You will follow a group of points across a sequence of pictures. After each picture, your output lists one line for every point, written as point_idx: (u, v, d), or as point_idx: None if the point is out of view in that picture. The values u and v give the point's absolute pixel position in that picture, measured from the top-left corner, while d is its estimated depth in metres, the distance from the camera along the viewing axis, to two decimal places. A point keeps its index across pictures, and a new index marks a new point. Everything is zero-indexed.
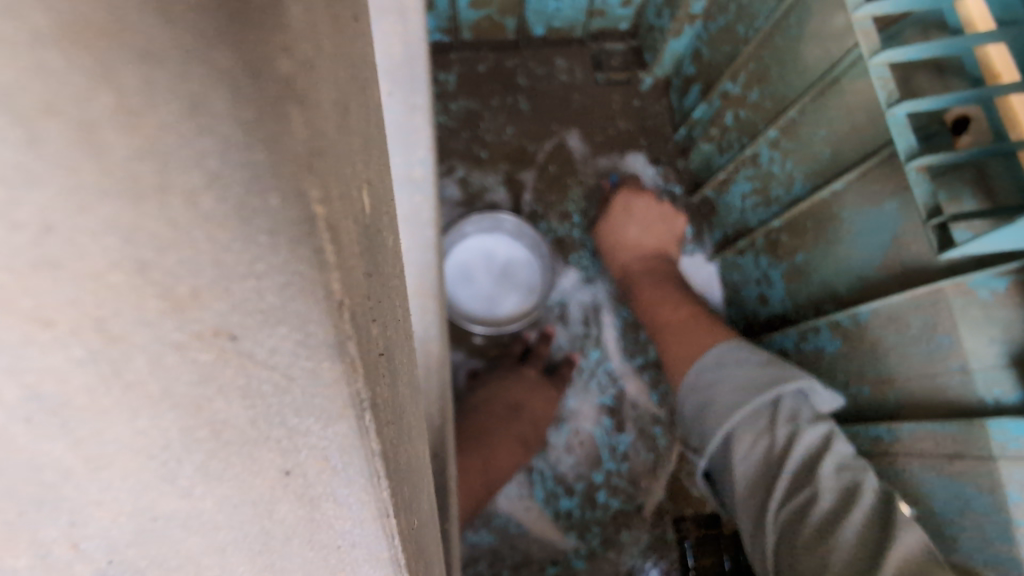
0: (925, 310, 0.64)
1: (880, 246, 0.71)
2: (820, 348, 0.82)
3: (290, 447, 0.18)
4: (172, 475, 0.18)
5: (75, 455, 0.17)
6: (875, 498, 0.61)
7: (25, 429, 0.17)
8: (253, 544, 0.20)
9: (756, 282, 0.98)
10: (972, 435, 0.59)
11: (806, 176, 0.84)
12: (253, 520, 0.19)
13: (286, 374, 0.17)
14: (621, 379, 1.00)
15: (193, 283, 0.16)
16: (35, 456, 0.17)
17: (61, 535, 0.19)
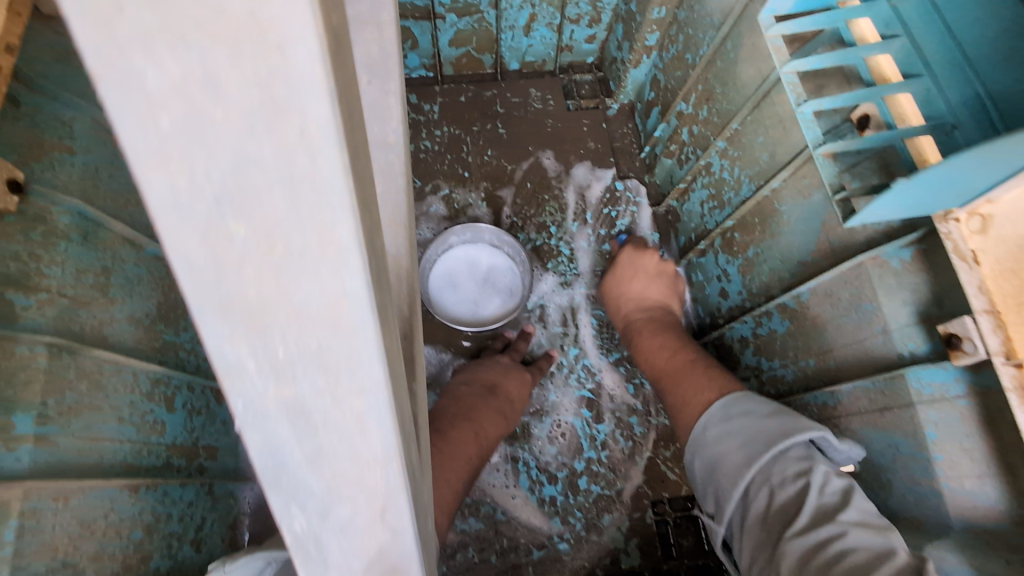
0: (851, 284, 0.73)
1: (812, 233, 0.80)
2: (774, 331, 0.91)
3: (298, 124, 0.19)
4: (274, 223, 0.20)
5: (245, 240, 0.20)
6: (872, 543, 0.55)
7: (200, 241, 0.20)
8: (320, 253, 0.21)
9: (717, 278, 1.07)
10: (895, 386, 0.67)
11: (751, 178, 0.93)
12: (320, 249, 0.21)
13: (301, 69, 0.18)
14: (598, 374, 1.07)
15: (269, 23, 0.18)
16: (219, 257, 0.20)
17: (222, 303, 0.20)
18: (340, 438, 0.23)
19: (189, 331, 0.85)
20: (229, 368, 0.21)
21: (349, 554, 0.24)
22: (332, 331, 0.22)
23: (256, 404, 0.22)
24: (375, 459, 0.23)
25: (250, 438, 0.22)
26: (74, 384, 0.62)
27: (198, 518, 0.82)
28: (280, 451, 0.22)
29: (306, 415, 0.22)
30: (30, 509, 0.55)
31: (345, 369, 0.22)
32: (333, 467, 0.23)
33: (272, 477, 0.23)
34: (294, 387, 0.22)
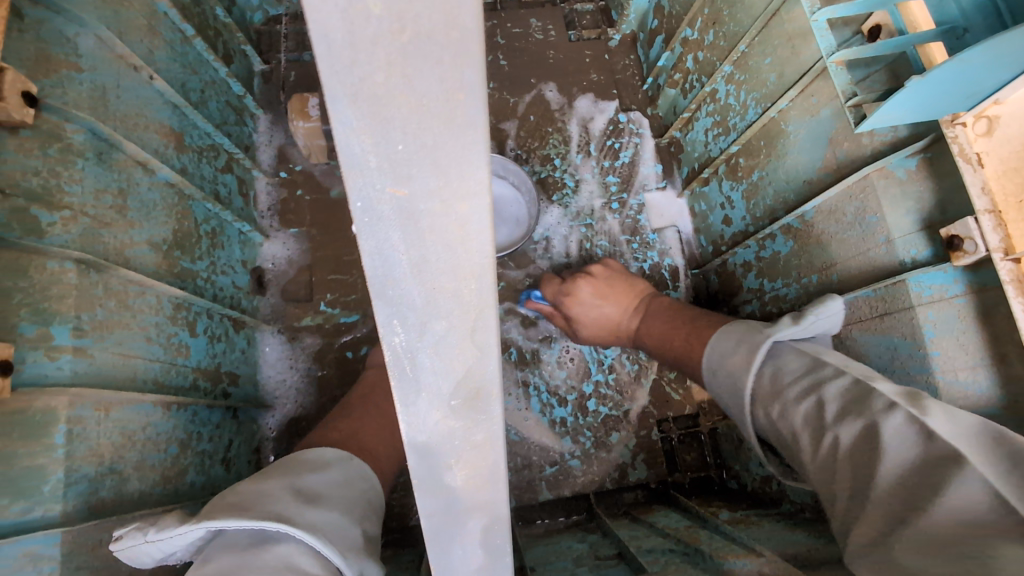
0: (856, 198, 0.75)
1: (818, 150, 0.82)
2: (777, 253, 0.93)
3: None
4: (411, 12, 0.24)
5: (381, 27, 0.24)
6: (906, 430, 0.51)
7: (344, 22, 0.24)
8: (442, 44, 0.24)
9: (720, 207, 1.09)
10: (896, 292, 0.70)
11: (757, 101, 0.93)
12: (444, 43, 0.24)
13: None
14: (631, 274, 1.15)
15: None
16: (359, 39, 0.24)
17: (355, 91, 0.24)
18: (442, 245, 0.25)
19: (203, 260, 0.86)
20: (353, 162, 0.25)
21: (440, 370, 0.26)
22: (446, 127, 0.25)
23: (374, 204, 0.25)
24: (472, 270, 0.26)
25: (366, 239, 0.25)
26: (103, 301, 0.63)
27: (226, 439, 0.85)
28: (391, 255, 0.25)
29: (415, 218, 0.25)
30: (75, 416, 0.56)
31: (453, 168, 0.25)
32: (433, 276, 0.25)
33: (381, 286, 0.26)
34: (408, 187, 0.25)
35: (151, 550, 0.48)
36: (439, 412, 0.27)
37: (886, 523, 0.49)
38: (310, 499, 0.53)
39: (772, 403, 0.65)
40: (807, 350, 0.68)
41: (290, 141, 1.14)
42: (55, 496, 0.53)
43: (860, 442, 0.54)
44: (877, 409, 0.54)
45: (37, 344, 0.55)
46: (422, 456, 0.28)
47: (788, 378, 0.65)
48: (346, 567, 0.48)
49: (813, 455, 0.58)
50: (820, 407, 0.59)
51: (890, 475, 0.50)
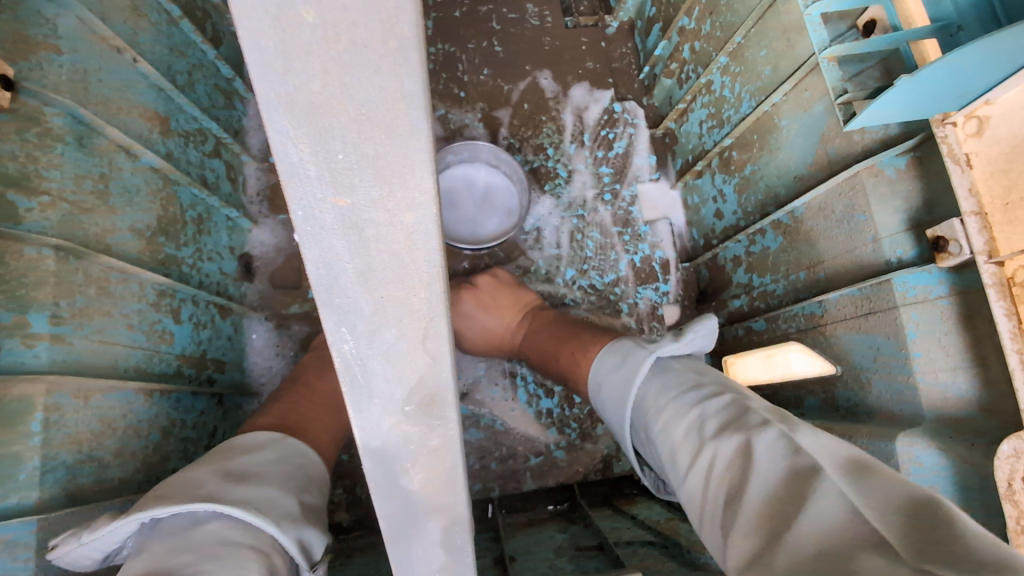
0: (846, 196, 0.74)
1: (810, 146, 0.81)
2: (767, 248, 0.93)
3: None
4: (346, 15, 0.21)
5: (314, 30, 0.21)
6: (761, 450, 0.49)
7: (274, 26, 0.21)
8: (382, 50, 0.22)
9: (713, 200, 1.08)
10: (880, 292, 0.70)
11: (752, 94, 0.92)
12: (385, 48, 0.22)
13: None
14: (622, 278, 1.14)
15: None
16: (291, 42, 0.21)
17: (290, 99, 0.22)
18: (388, 255, 0.23)
19: (189, 246, 0.86)
20: (291, 171, 0.22)
21: (391, 378, 0.25)
22: (389, 137, 0.22)
23: (315, 213, 0.23)
24: (421, 282, 0.24)
25: (308, 250, 0.23)
26: (83, 288, 0.63)
27: (211, 426, 0.85)
28: (336, 265, 0.23)
29: (359, 229, 0.23)
30: (53, 403, 0.56)
31: (398, 178, 0.23)
32: (381, 288, 0.23)
33: (327, 296, 0.24)
34: (350, 197, 0.23)
35: (88, 552, 0.48)
36: (394, 417, 0.26)
37: (764, 540, 0.43)
38: (240, 478, 0.51)
39: (650, 421, 0.61)
40: (679, 368, 0.65)
41: None
42: (31, 484, 0.53)
43: (735, 459, 0.50)
44: (754, 424, 0.52)
45: (14, 332, 0.55)
46: (377, 457, 0.28)
47: (656, 394, 0.62)
48: (281, 536, 0.48)
49: (690, 474, 0.54)
50: (699, 425, 0.56)
51: (757, 495, 0.46)
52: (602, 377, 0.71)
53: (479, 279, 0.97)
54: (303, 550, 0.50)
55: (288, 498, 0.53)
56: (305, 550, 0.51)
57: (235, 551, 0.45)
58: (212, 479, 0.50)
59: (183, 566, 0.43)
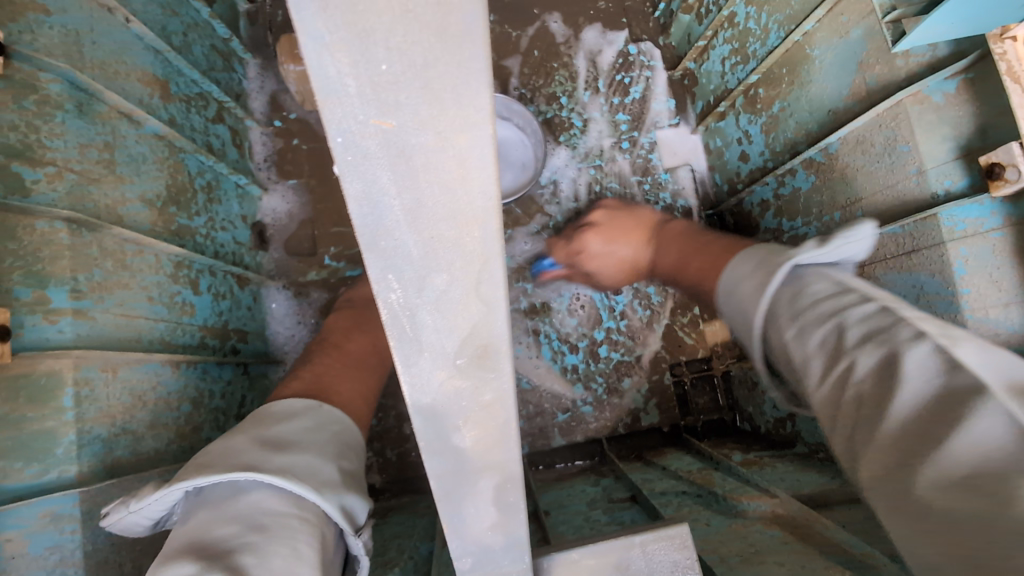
0: (887, 126, 0.69)
1: (845, 76, 0.76)
2: (797, 190, 0.89)
3: None
4: None
5: None
6: (918, 362, 0.42)
7: None
8: None
9: (737, 142, 1.03)
10: (925, 228, 0.66)
11: (781, 24, 0.86)
12: None
13: None
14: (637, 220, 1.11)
15: None
16: None
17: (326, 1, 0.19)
18: (440, 186, 0.21)
19: (201, 216, 0.84)
20: (329, 87, 0.19)
21: (442, 328, 0.23)
22: (437, 41, 0.19)
23: (357, 139, 0.20)
24: (473, 217, 0.21)
25: (350, 182, 0.20)
26: (100, 261, 0.62)
27: (240, 395, 0.85)
28: (380, 199, 0.21)
29: (406, 155, 0.20)
30: (83, 377, 0.56)
31: (450, 92, 0.20)
32: (429, 223, 0.21)
33: (370, 236, 0.21)
34: (396, 118, 0.20)
35: (139, 519, 0.48)
36: (444, 371, 0.24)
37: (907, 459, 0.40)
38: (279, 446, 0.51)
39: (781, 329, 0.52)
40: (829, 276, 0.53)
41: (283, 87, 1.08)
42: (70, 457, 0.53)
43: (879, 371, 0.44)
44: (902, 337, 0.44)
45: (36, 308, 0.54)
46: (428, 417, 0.26)
47: (789, 310, 0.53)
48: (323, 502, 0.47)
49: (822, 386, 0.48)
50: (837, 331, 0.48)
51: (907, 408, 0.41)
52: (732, 282, 0.61)
53: (596, 216, 0.95)
54: (347, 515, 0.49)
55: (326, 465, 0.52)
56: (349, 515, 0.50)
57: (279, 522, 0.45)
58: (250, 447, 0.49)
59: (226, 536, 0.43)
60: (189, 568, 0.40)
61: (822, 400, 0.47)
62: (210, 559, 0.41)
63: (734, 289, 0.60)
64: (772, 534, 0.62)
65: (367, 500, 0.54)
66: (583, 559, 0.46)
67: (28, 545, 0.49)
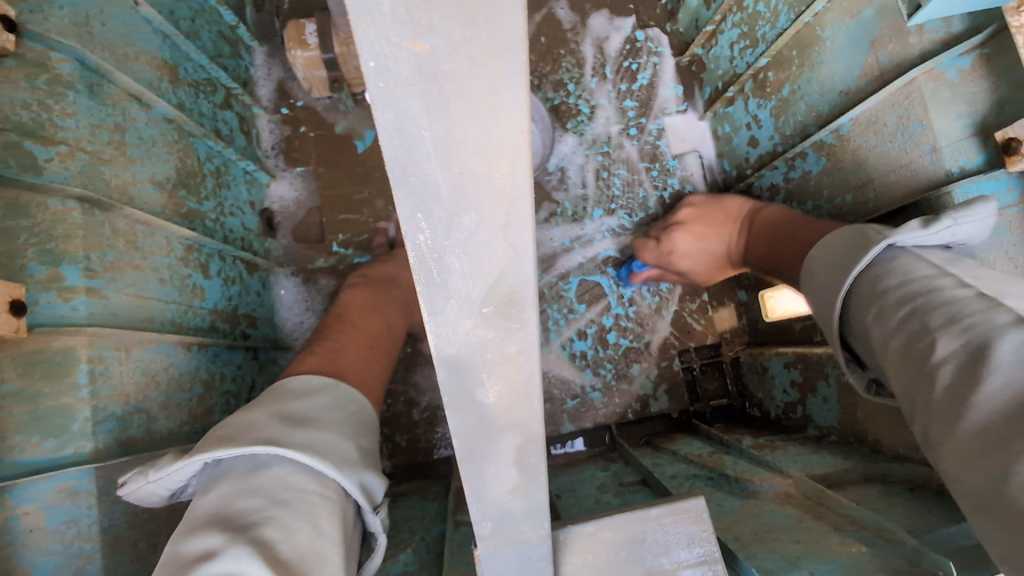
0: (900, 105, 0.69)
1: (857, 58, 0.75)
2: (808, 173, 0.88)
3: None
4: None
5: None
6: (1009, 353, 0.41)
7: None
8: None
9: (746, 127, 1.03)
10: (939, 206, 0.65)
11: (791, 5, 0.85)
12: None
13: None
14: (651, 205, 1.11)
15: None
16: None
17: None
18: (470, 120, 0.20)
19: (210, 201, 0.84)
20: (360, 5, 0.18)
21: (470, 273, 0.23)
22: None
23: (390, 63, 0.19)
24: (505, 154, 0.21)
25: (382, 111, 0.20)
26: (112, 242, 0.62)
27: (250, 380, 0.86)
28: (411, 131, 0.20)
29: (438, 83, 0.19)
30: (96, 355, 0.56)
31: (484, 11, 0.19)
32: (462, 158, 0.20)
33: (401, 172, 0.21)
34: (429, 42, 0.19)
35: (156, 489, 0.49)
36: (469, 320, 0.24)
37: (1007, 467, 0.39)
38: (298, 422, 0.51)
39: (873, 297, 0.53)
40: (923, 257, 0.54)
41: (289, 74, 1.08)
42: (86, 434, 0.53)
43: (964, 367, 0.44)
44: (1004, 321, 0.44)
45: (50, 285, 0.54)
46: (453, 366, 0.26)
47: (894, 278, 0.53)
48: (343, 479, 0.47)
49: (899, 365, 0.49)
50: (922, 313, 0.48)
51: (1001, 394, 0.41)
52: None
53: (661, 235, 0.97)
54: (365, 493, 0.50)
55: (348, 443, 0.52)
56: (367, 493, 0.50)
57: (301, 497, 0.45)
58: (271, 422, 0.49)
59: (248, 509, 0.43)
60: (215, 539, 0.41)
61: (901, 385, 0.48)
62: (235, 531, 0.41)
63: None
64: (787, 515, 0.62)
65: (383, 483, 0.53)
66: (599, 531, 0.46)
67: (46, 519, 0.49)
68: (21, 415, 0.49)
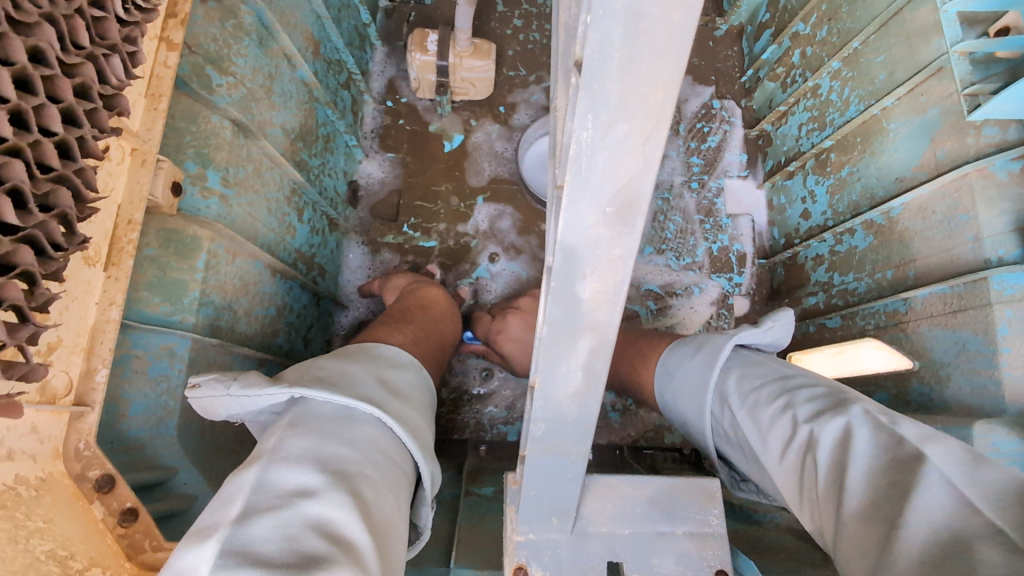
0: (949, 197, 0.76)
1: (916, 151, 0.83)
2: (853, 248, 0.95)
3: None
4: None
5: None
6: (858, 440, 0.47)
7: None
8: None
9: (801, 200, 1.10)
10: (974, 290, 0.71)
11: (862, 98, 0.95)
12: None
13: None
14: (700, 255, 1.19)
15: None
16: None
17: None
18: (649, 52, 0.26)
19: (317, 158, 0.95)
20: None
21: (607, 174, 0.30)
22: None
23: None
24: (662, 84, 0.27)
25: (594, 31, 0.26)
26: (245, 163, 0.72)
27: (309, 322, 0.94)
28: (607, 51, 0.26)
29: (638, 21, 0.26)
30: (214, 249, 0.65)
31: None
32: (635, 81, 0.27)
33: (589, 79, 0.27)
34: None
35: (225, 406, 0.55)
36: (594, 217, 0.32)
37: (878, 540, 0.41)
38: (392, 394, 0.60)
39: (733, 404, 0.63)
40: (758, 357, 0.66)
41: (400, 74, 1.22)
42: (191, 309, 0.61)
43: (835, 457, 0.48)
44: (844, 411, 0.51)
45: (196, 182, 0.63)
46: (569, 250, 0.33)
47: (738, 395, 0.63)
48: (421, 462, 0.56)
49: (783, 461, 0.54)
50: (793, 409, 0.55)
51: (860, 485, 0.45)
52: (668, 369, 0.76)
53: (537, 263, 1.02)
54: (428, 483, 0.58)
55: (428, 430, 0.61)
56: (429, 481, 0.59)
57: (388, 463, 0.52)
58: (370, 382, 0.59)
59: (349, 457, 0.49)
60: (312, 477, 0.45)
61: (788, 479, 0.53)
62: (333, 473, 0.46)
63: (676, 374, 0.74)
64: (792, 539, 0.65)
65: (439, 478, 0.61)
66: (621, 485, 0.51)
67: (149, 367, 0.56)
68: (153, 275, 0.58)
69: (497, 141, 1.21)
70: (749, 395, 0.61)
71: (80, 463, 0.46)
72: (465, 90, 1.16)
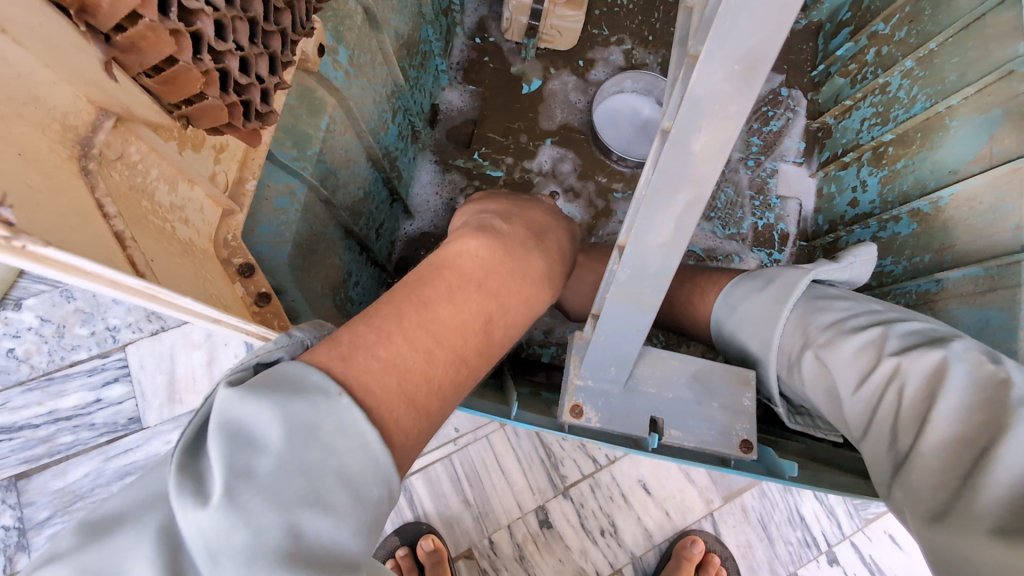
0: (1001, 186, 0.83)
1: (973, 146, 0.89)
2: (896, 235, 1.01)
3: None
4: None
5: None
6: (954, 379, 0.55)
7: None
8: None
9: (851, 189, 1.16)
10: (1008, 272, 0.79)
11: (929, 96, 0.99)
12: None
13: None
14: (744, 227, 1.26)
15: None
16: None
17: None
18: None
19: (414, 71, 1.03)
20: None
21: (744, 35, 0.37)
22: None
23: None
24: None
25: None
26: (364, 51, 0.79)
27: (382, 218, 1.02)
28: None
29: None
30: (333, 117, 0.73)
31: None
32: None
33: None
34: None
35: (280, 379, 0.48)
36: (722, 74, 0.39)
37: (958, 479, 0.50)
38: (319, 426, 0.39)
39: (809, 338, 0.66)
40: (835, 294, 0.70)
41: (491, 14, 1.28)
42: (310, 161, 0.69)
43: (919, 397, 0.56)
44: (937, 352, 0.57)
45: (330, 53, 0.71)
46: (694, 101, 0.40)
47: (819, 326, 0.66)
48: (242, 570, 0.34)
49: (856, 395, 0.61)
50: (878, 345, 0.61)
51: (946, 422, 0.53)
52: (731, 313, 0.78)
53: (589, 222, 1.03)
54: None
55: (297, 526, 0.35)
56: None
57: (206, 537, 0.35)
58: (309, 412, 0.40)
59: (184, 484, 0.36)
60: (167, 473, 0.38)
61: (858, 412, 0.61)
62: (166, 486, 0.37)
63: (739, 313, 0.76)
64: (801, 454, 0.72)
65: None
66: (670, 358, 0.59)
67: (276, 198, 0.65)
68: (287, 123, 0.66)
69: (572, 92, 1.27)
70: (825, 334, 0.65)
71: (227, 250, 0.55)
72: (551, 38, 1.22)
